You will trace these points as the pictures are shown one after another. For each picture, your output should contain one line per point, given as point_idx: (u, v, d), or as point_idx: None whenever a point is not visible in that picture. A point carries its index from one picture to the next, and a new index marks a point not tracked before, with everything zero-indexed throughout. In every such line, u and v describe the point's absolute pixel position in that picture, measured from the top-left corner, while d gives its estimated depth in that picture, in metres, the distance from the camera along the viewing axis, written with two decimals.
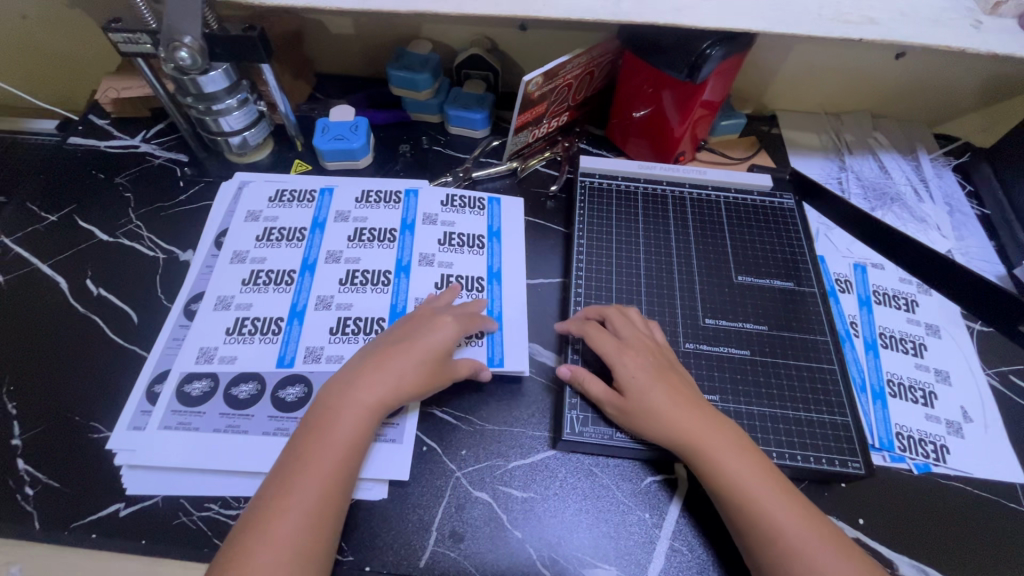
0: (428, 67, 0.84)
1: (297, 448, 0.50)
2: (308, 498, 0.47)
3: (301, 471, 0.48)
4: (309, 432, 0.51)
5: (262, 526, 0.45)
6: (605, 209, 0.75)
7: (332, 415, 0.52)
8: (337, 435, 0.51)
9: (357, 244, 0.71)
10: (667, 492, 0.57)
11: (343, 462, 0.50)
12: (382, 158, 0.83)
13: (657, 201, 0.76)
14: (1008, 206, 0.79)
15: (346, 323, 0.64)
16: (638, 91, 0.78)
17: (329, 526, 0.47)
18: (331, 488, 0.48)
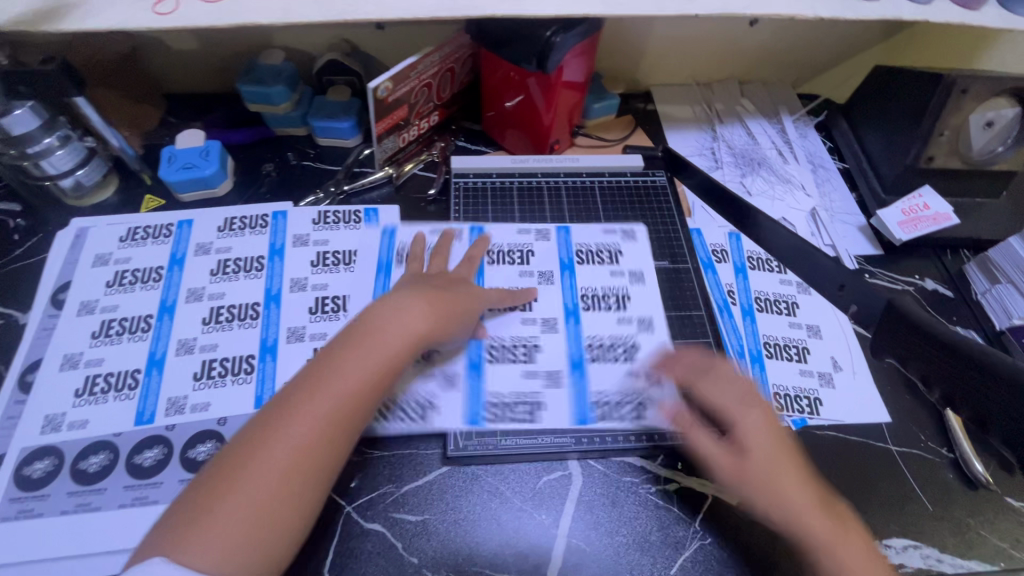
0: (282, 78, 0.78)
1: (325, 361, 0.49)
2: (313, 411, 0.46)
3: (325, 382, 0.48)
4: (333, 349, 0.51)
5: (263, 438, 0.45)
6: (483, 207, 0.76)
7: (398, 318, 0.53)
8: (399, 338, 0.52)
9: (222, 278, 0.63)
10: (561, 492, 0.58)
11: (380, 369, 0.50)
12: (244, 182, 0.77)
13: (534, 197, 0.77)
14: (863, 157, 0.84)
15: (212, 366, 0.57)
16: (501, 85, 0.77)
17: (338, 439, 0.47)
18: (350, 398, 0.48)
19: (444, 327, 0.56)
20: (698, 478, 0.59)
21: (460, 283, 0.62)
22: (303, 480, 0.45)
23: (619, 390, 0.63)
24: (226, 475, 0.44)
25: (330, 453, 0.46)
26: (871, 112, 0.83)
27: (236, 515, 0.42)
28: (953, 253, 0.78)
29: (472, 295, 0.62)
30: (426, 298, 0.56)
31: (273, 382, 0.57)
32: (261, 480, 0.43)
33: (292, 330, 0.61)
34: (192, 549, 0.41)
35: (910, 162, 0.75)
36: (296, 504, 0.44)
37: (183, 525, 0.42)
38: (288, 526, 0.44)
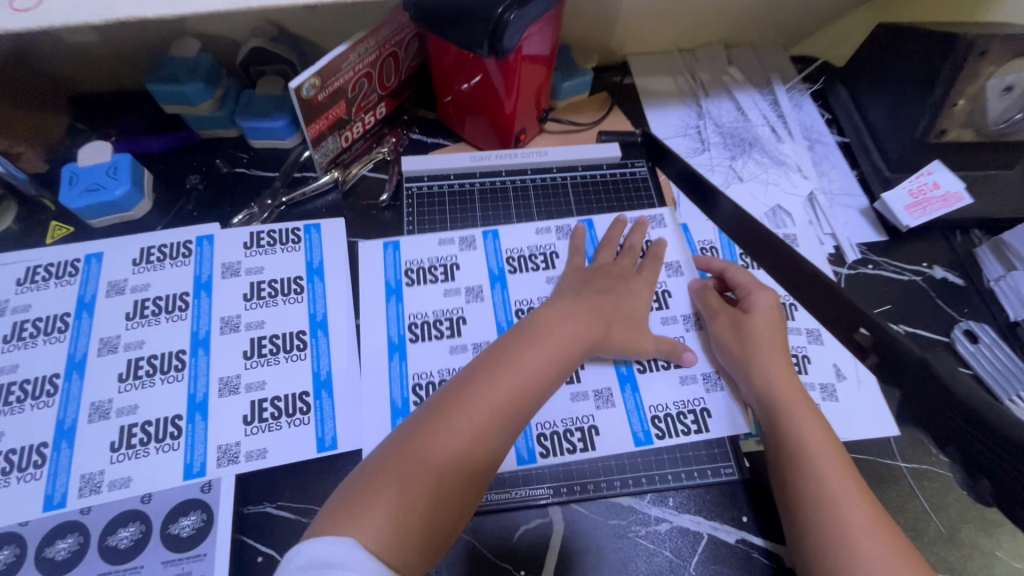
0: (198, 73, 0.67)
1: (505, 352, 0.50)
2: (498, 394, 0.46)
3: (512, 371, 0.48)
4: (507, 346, 0.51)
5: (439, 426, 0.44)
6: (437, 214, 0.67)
7: (568, 323, 0.53)
8: (572, 338, 0.52)
9: (139, 322, 0.55)
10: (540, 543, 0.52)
11: (561, 363, 0.51)
12: (166, 199, 0.67)
13: (499, 201, 0.68)
14: (864, 130, 0.75)
15: (131, 434, 0.50)
16: (452, 73, 0.67)
17: (515, 426, 0.47)
18: (537, 385, 0.49)
19: (614, 335, 0.56)
20: (691, 515, 0.54)
21: (621, 279, 0.60)
22: (478, 468, 0.44)
23: (675, 400, 0.59)
24: (385, 461, 0.43)
25: (502, 443, 0.46)
26: (874, 77, 0.74)
27: (403, 497, 0.41)
28: (963, 234, 0.71)
29: (633, 299, 0.59)
30: (588, 304, 0.56)
31: (205, 447, 0.50)
32: (444, 458, 0.43)
33: (224, 380, 0.53)
34: (357, 525, 0.39)
35: (919, 136, 0.67)
36: (471, 487, 0.44)
37: (348, 503, 0.41)
38: (455, 514, 0.43)
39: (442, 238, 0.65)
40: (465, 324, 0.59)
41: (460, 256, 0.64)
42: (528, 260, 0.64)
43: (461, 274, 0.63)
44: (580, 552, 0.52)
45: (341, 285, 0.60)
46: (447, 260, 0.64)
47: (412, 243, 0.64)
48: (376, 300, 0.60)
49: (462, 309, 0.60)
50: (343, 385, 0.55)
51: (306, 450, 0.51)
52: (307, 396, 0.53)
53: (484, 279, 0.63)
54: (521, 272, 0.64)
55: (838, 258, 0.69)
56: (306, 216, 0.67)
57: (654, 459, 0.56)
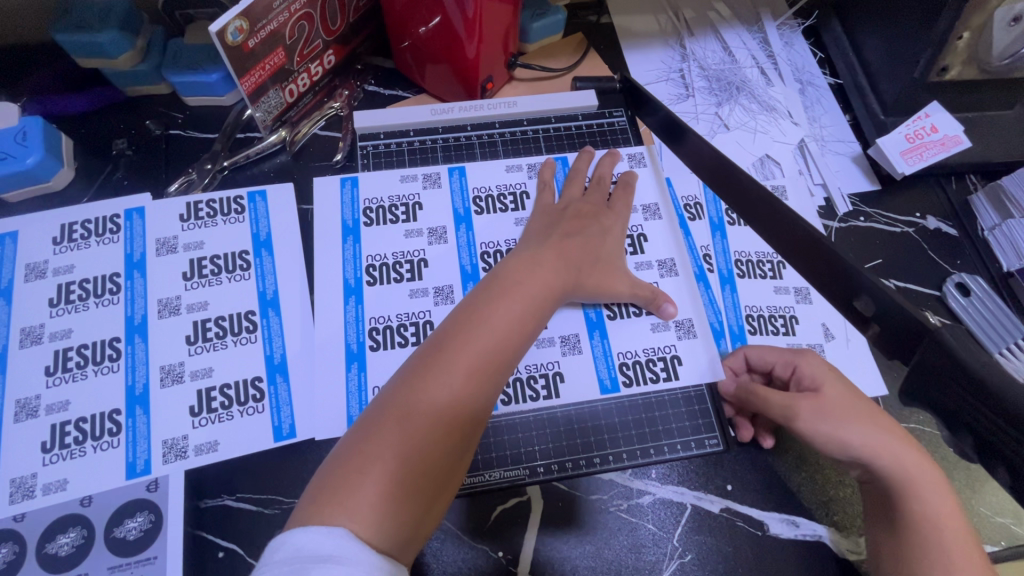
0: (114, 19, 0.58)
1: (475, 309, 0.45)
2: (473, 357, 0.42)
3: (489, 330, 0.44)
4: (475, 303, 0.46)
5: (418, 398, 0.40)
6: (396, 172, 0.60)
7: (536, 270, 0.49)
8: (542, 287, 0.48)
9: (64, 309, 0.49)
10: (518, 524, 0.49)
11: (536, 316, 0.47)
12: (92, 167, 0.60)
13: (467, 160, 0.62)
14: (860, 70, 0.70)
15: (64, 432, 0.45)
16: (405, 15, 0.59)
17: (496, 387, 0.43)
18: (513, 341, 0.45)
19: (584, 279, 0.52)
20: (675, 486, 0.51)
21: (590, 218, 0.56)
22: (464, 436, 0.41)
23: (646, 346, 0.55)
24: (360, 440, 0.39)
25: (485, 406, 0.42)
26: (870, 10, 0.68)
27: (387, 478, 0.37)
28: (958, 180, 0.67)
29: (603, 238, 0.55)
30: (555, 248, 0.52)
31: (148, 442, 0.45)
32: (424, 432, 0.39)
33: (166, 369, 0.48)
34: (341, 515, 0.36)
35: (918, 75, 0.62)
36: (458, 455, 0.41)
37: (328, 489, 0.37)
38: (445, 486, 0.40)
39: (401, 177, 0.60)
40: (426, 267, 0.56)
41: (424, 194, 0.59)
42: (500, 204, 0.60)
43: (424, 214, 0.58)
44: (559, 530, 0.49)
45: (292, 257, 0.55)
46: (408, 199, 0.59)
47: (370, 180, 0.59)
48: (333, 240, 0.56)
49: (424, 252, 0.56)
50: (299, 368, 0.50)
51: (262, 440, 0.47)
52: (260, 381, 0.49)
53: (448, 220, 0.58)
54: (488, 213, 0.59)
55: (828, 211, 0.65)
56: (252, 181, 0.61)
57: (627, 406, 0.53)
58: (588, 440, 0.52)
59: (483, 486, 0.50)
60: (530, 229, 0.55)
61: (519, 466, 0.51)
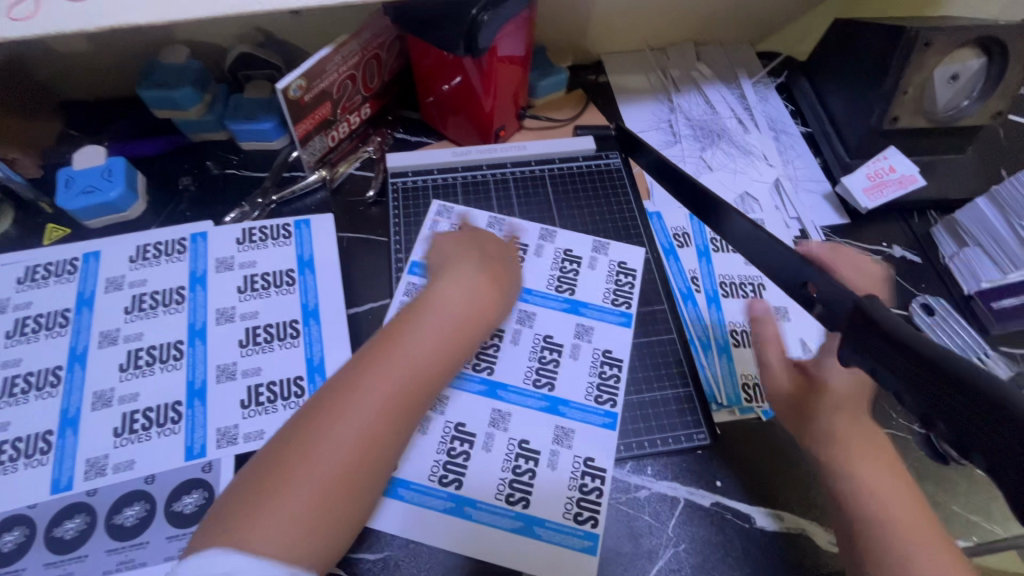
0: (189, 79, 0.70)
1: (376, 347, 0.49)
2: (384, 387, 0.46)
3: (405, 363, 0.48)
4: (378, 342, 0.49)
5: (330, 427, 0.42)
6: (422, 228, 0.68)
7: (449, 310, 0.53)
8: (455, 326, 0.53)
9: (137, 316, 0.57)
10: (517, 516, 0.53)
11: (449, 350, 0.51)
12: (160, 200, 0.70)
13: (484, 206, 0.71)
14: (826, 119, 0.80)
15: (133, 419, 0.52)
16: (432, 74, 0.70)
17: (405, 422, 0.46)
18: (422, 378, 0.48)
19: (500, 319, 0.58)
20: (669, 482, 0.57)
21: (511, 270, 0.63)
22: (367, 468, 0.43)
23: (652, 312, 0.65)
24: (266, 468, 0.41)
25: (393, 441, 0.45)
26: (833, 69, 0.78)
27: (294, 504, 0.39)
28: (921, 215, 0.76)
29: (529, 285, 0.62)
30: (474, 285, 0.57)
31: (205, 430, 0.52)
32: (330, 463, 0.41)
33: (221, 367, 0.55)
34: (255, 534, 0.37)
35: (875, 124, 0.72)
36: (370, 477, 0.43)
37: (242, 508, 0.38)
38: (341, 519, 0.41)
39: (432, 224, 0.68)
40: None
41: (452, 219, 0.69)
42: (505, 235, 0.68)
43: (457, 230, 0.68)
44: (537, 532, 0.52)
45: (331, 276, 0.63)
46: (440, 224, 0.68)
47: (401, 214, 0.69)
48: (330, 270, 0.63)
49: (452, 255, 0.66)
50: (335, 369, 0.57)
51: None
52: (301, 380, 0.56)
53: None
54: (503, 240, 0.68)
55: (804, 240, 0.73)
56: (296, 213, 0.70)
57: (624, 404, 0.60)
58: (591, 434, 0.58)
59: (495, 481, 0.54)
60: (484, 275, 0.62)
61: (519, 457, 0.55)
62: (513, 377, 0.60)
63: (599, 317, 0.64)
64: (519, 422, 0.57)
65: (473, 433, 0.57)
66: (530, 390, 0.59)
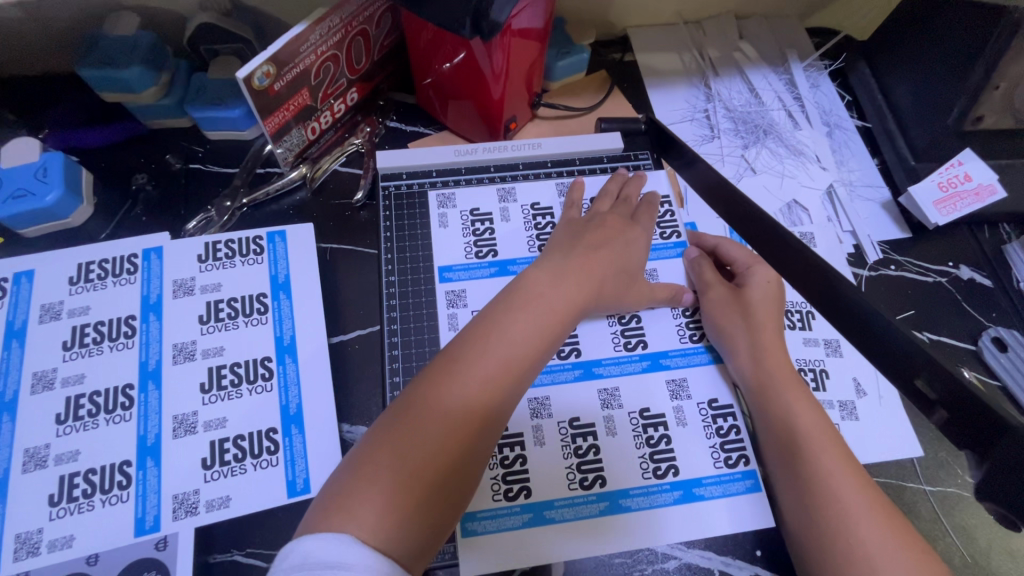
0: (139, 55, 0.58)
1: (488, 318, 0.44)
2: (486, 370, 0.41)
3: (514, 335, 0.43)
4: (494, 311, 0.45)
5: (436, 401, 0.39)
6: (428, 228, 0.59)
7: (561, 283, 0.47)
8: (566, 300, 0.46)
9: (78, 353, 0.48)
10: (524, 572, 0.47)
11: (558, 327, 0.45)
12: (111, 203, 0.59)
13: (486, 187, 0.62)
14: (888, 114, 0.68)
15: (73, 484, 0.44)
16: (431, 54, 0.58)
17: (512, 398, 0.42)
18: (531, 353, 0.43)
19: (606, 292, 0.50)
20: (702, 551, 0.49)
21: (615, 231, 0.54)
22: (475, 447, 0.39)
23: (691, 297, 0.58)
24: (371, 445, 0.38)
25: (498, 420, 0.41)
26: (902, 56, 0.67)
27: (398, 484, 0.36)
28: (991, 229, 0.66)
29: (628, 251, 0.53)
30: (580, 258, 0.50)
31: (158, 497, 0.44)
32: (438, 440, 0.38)
33: (179, 419, 0.47)
34: (347, 523, 0.35)
35: (952, 124, 0.61)
36: (472, 466, 0.39)
37: (337, 498, 0.36)
38: (450, 499, 0.38)
39: (438, 224, 0.59)
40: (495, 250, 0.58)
41: (468, 199, 0.61)
42: (522, 211, 0.61)
43: (487, 207, 0.61)
44: (547, 517, 0.48)
45: (310, 302, 0.54)
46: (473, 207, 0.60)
47: (392, 224, 0.59)
48: (310, 292, 0.54)
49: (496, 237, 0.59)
50: (315, 418, 0.49)
51: (275, 494, 0.45)
52: (274, 433, 0.47)
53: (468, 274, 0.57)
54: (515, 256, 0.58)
55: (858, 259, 0.64)
56: (271, 219, 0.60)
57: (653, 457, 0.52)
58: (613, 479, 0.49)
59: (635, 461, 0.50)
60: (554, 241, 0.53)
61: (574, 437, 0.51)
62: (603, 350, 0.55)
63: (657, 255, 0.60)
64: (630, 394, 0.53)
65: (518, 433, 0.51)
66: (625, 356, 0.55)
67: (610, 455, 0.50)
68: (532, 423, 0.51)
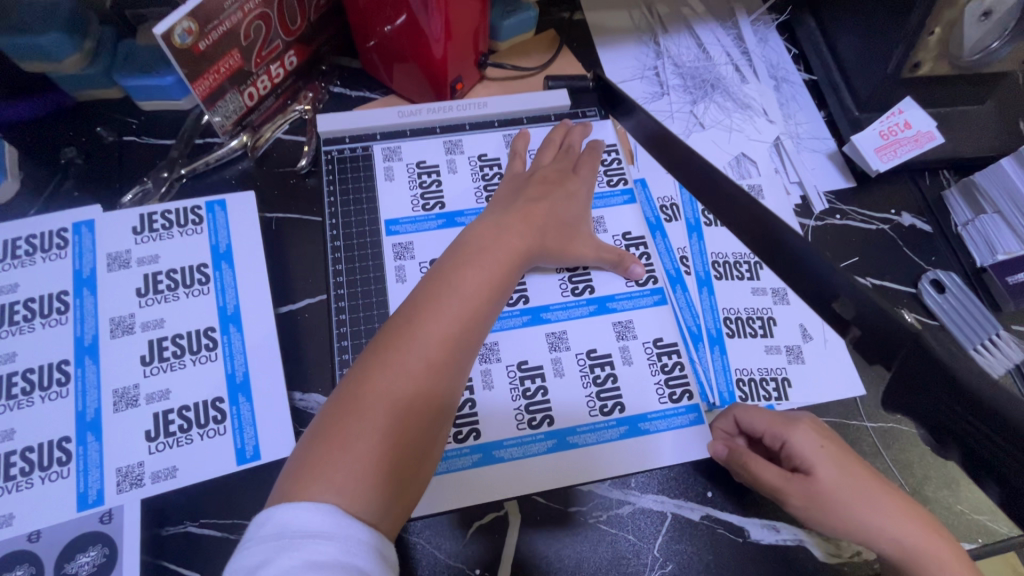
0: (57, 20, 0.55)
1: (437, 276, 0.43)
2: (446, 324, 0.41)
3: (466, 290, 0.42)
4: (442, 269, 0.44)
5: (396, 364, 0.38)
6: (375, 185, 0.58)
7: (504, 237, 0.47)
8: (510, 251, 0.46)
9: (8, 332, 0.46)
10: (476, 515, 0.48)
11: (506, 278, 0.45)
12: (40, 178, 0.57)
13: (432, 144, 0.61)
14: (833, 66, 0.69)
15: (8, 464, 0.42)
16: (370, 13, 0.56)
17: (469, 352, 0.42)
18: (483, 306, 0.43)
19: (547, 242, 0.50)
20: (655, 495, 0.50)
21: (557, 180, 0.54)
22: (440, 405, 0.39)
23: (637, 242, 0.58)
24: (335, 415, 0.37)
25: (459, 374, 0.41)
26: (844, 7, 0.67)
27: (368, 449, 0.36)
28: (932, 176, 0.68)
29: (568, 205, 0.53)
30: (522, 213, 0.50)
31: (101, 471, 0.43)
32: (403, 401, 0.37)
33: (119, 393, 0.45)
34: (327, 490, 0.34)
35: (892, 71, 0.61)
36: (439, 422, 0.39)
37: (310, 465, 0.35)
38: (423, 457, 0.38)
39: (385, 179, 0.59)
40: (443, 205, 0.58)
41: (411, 156, 0.60)
42: (470, 163, 0.60)
43: (432, 161, 0.60)
44: (496, 457, 0.49)
45: (254, 270, 0.52)
46: (418, 164, 0.60)
47: (337, 190, 0.58)
48: (253, 259, 0.53)
49: (444, 193, 0.59)
50: (263, 387, 0.48)
51: (224, 462, 0.45)
52: (221, 402, 0.47)
53: (417, 235, 0.56)
54: (464, 215, 0.58)
55: (805, 209, 0.65)
56: (212, 189, 0.58)
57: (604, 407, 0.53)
58: (561, 419, 0.50)
59: (583, 400, 0.51)
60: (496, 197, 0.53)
61: (523, 380, 0.51)
62: (551, 296, 0.55)
63: (605, 204, 0.60)
64: (577, 337, 0.53)
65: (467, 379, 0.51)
66: (573, 301, 0.55)
67: (558, 397, 0.51)
68: (479, 367, 0.51)
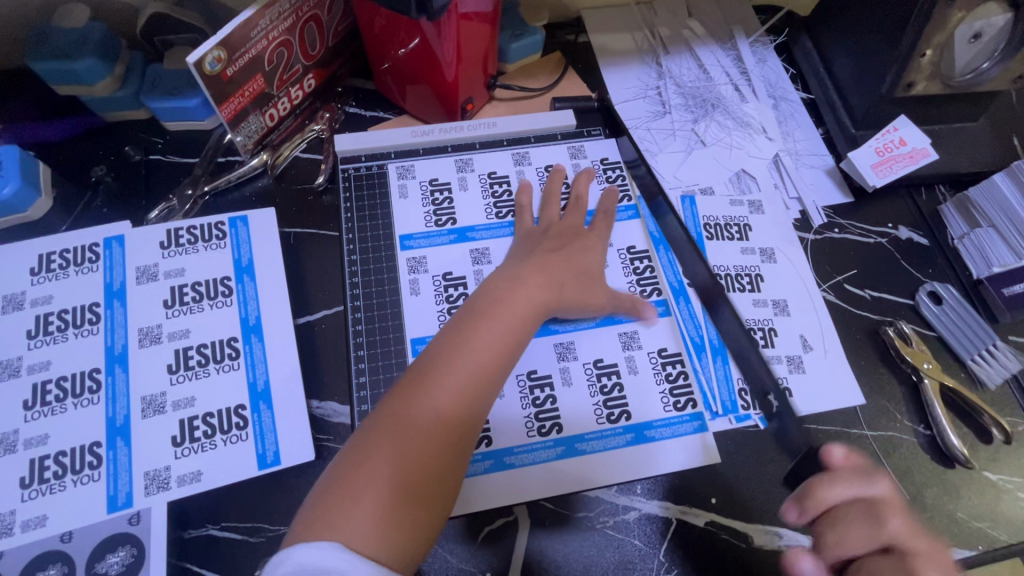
0: (90, 46, 0.58)
1: (456, 329, 0.45)
2: (461, 375, 0.42)
3: (480, 342, 0.44)
4: (461, 322, 0.46)
5: (411, 412, 0.40)
6: (388, 201, 0.61)
7: (520, 286, 0.49)
8: (526, 303, 0.48)
9: (43, 341, 0.49)
10: (487, 520, 0.49)
11: (522, 332, 0.47)
12: (71, 195, 0.60)
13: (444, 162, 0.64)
14: (830, 86, 0.72)
15: (43, 467, 0.44)
16: (385, 37, 0.59)
17: (484, 405, 0.43)
18: (499, 360, 0.44)
19: (552, 260, 0.53)
20: (661, 501, 0.51)
21: None
22: (453, 456, 0.40)
23: (641, 256, 0.61)
24: (351, 459, 0.39)
25: (473, 426, 0.42)
26: (839, 29, 0.70)
27: (379, 493, 0.37)
28: (928, 191, 0.69)
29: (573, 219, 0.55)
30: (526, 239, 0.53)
31: (130, 474, 0.45)
32: (416, 448, 0.39)
33: (147, 399, 0.48)
34: (338, 530, 0.35)
35: (885, 90, 0.64)
36: (450, 474, 0.40)
37: (325, 508, 0.37)
38: (433, 507, 0.39)
39: (399, 196, 0.61)
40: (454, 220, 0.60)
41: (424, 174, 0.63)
42: (480, 180, 0.63)
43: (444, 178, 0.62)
44: (507, 463, 0.51)
45: (275, 283, 0.55)
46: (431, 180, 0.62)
47: (353, 206, 0.60)
48: (273, 272, 0.55)
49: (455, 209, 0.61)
50: (282, 395, 0.50)
51: (245, 467, 0.47)
52: (243, 409, 0.49)
53: (429, 249, 0.59)
54: (474, 230, 0.60)
55: (804, 223, 0.67)
56: (234, 206, 0.61)
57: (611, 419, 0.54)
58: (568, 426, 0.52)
59: (590, 407, 0.53)
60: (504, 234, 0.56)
61: (532, 388, 0.53)
62: None
63: None
64: (584, 347, 0.55)
65: None
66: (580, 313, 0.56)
67: (566, 404, 0.53)
68: None
